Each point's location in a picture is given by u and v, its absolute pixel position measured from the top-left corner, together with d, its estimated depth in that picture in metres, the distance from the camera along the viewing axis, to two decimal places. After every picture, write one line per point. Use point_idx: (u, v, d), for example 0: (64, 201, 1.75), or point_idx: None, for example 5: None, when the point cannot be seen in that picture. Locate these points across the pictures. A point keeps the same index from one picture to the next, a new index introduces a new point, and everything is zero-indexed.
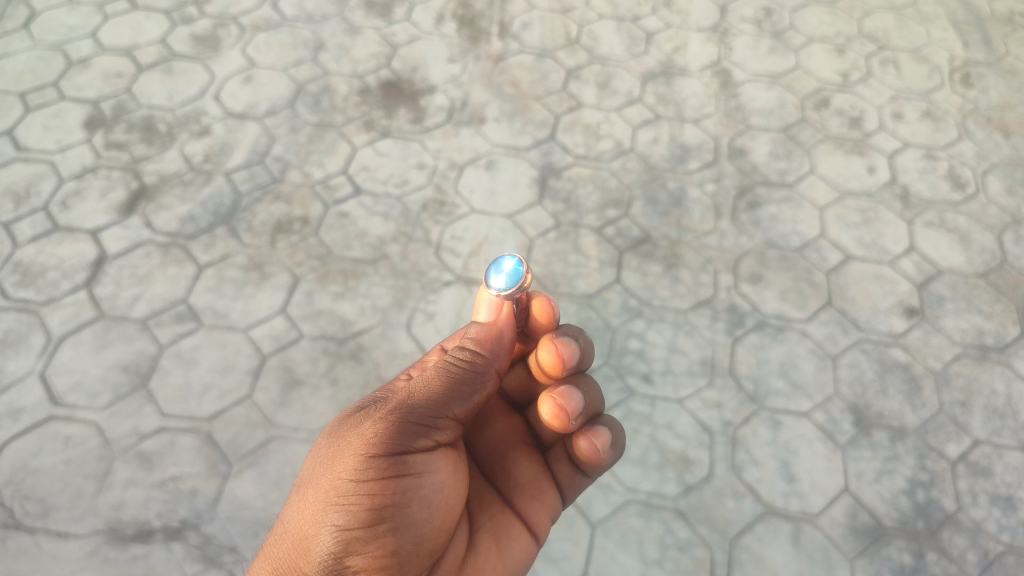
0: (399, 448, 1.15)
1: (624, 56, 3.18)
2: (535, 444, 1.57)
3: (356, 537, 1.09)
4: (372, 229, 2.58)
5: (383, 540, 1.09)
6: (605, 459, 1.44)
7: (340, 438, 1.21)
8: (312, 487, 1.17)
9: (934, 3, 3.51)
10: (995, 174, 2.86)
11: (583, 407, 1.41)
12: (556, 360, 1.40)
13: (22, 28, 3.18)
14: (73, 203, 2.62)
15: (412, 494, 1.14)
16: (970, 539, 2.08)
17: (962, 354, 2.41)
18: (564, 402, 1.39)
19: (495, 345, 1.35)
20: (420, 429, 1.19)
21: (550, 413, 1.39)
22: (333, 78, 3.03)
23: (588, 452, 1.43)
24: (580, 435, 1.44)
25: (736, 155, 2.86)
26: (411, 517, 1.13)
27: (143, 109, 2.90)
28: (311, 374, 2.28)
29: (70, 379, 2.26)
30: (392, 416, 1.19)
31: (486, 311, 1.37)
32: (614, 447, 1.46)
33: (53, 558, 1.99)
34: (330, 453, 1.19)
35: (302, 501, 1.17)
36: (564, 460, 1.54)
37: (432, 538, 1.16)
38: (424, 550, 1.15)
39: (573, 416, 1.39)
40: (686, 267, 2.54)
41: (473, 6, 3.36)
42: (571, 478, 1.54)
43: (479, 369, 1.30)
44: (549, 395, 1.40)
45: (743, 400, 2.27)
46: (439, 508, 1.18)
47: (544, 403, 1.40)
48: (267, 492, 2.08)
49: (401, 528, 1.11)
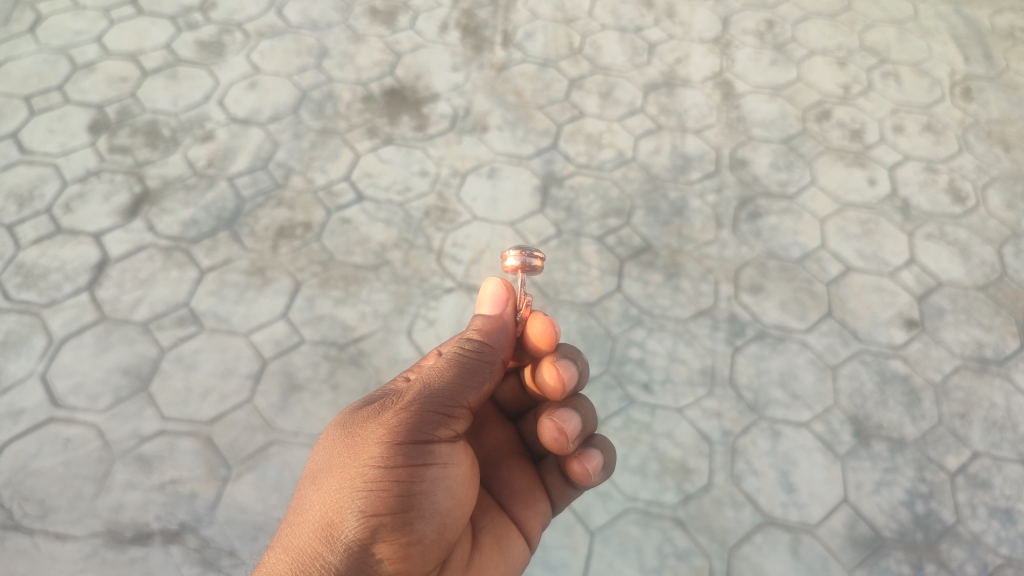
0: (422, 437, 1.19)
1: (627, 67, 3.20)
2: (527, 455, 1.58)
3: (383, 524, 1.12)
4: (374, 235, 2.59)
5: (410, 526, 1.13)
6: (595, 480, 1.45)
7: (360, 429, 1.23)
8: (333, 475, 1.19)
9: (934, 17, 3.54)
10: (995, 188, 2.88)
11: (580, 430, 1.41)
12: (557, 383, 1.38)
13: (27, 32, 3.20)
14: (77, 206, 2.63)
15: (437, 483, 1.18)
16: (969, 551, 2.07)
17: (962, 366, 2.41)
18: (563, 425, 1.38)
19: (498, 334, 1.36)
20: (440, 418, 1.22)
21: (550, 436, 1.39)
22: (337, 85, 3.04)
23: (580, 475, 1.44)
24: (574, 458, 1.44)
25: (738, 165, 2.87)
26: (434, 505, 1.17)
27: (147, 114, 2.91)
28: (311, 379, 2.28)
29: (71, 382, 2.26)
30: (414, 406, 1.21)
31: (489, 303, 1.39)
32: (604, 470, 1.46)
33: (50, 560, 1.98)
34: (350, 442, 1.21)
35: (322, 489, 1.18)
36: (556, 472, 1.55)
37: (452, 527, 1.21)
38: (444, 538, 1.19)
39: (571, 440, 1.39)
40: (687, 276, 2.55)
41: (477, 15, 3.38)
42: (562, 489, 1.56)
43: (489, 359, 1.31)
44: (549, 418, 1.39)
45: (743, 409, 2.28)
46: (459, 498, 1.23)
47: (544, 425, 1.40)
48: (266, 497, 2.08)
49: (427, 516, 1.15)
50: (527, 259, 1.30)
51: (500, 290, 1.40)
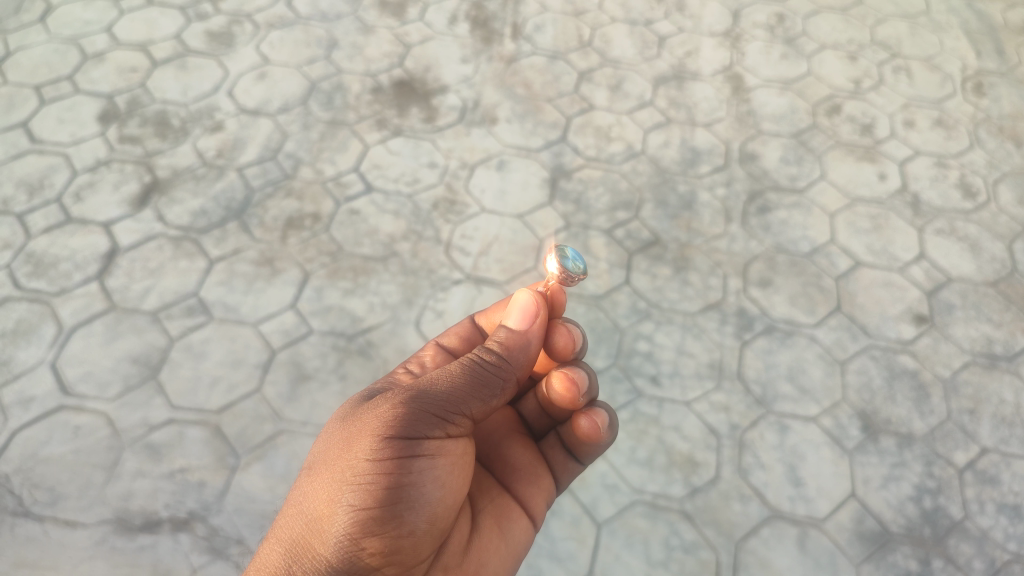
0: (416, 431, 1.18)
1: (636, 60, 3.19)
2: (527, 433, 1.62)
3: (372, 517, 1.10)
4: (383, 227, 2.59)
5: (400, 519, 1.11)
6: (604, 438, 1.49)
7: (354, 422, 1.24)
8: (328, 467, 1.20)
9: (947, 12, 3.52)
10: (1007, 184, 2.86)
11: (589, 385, 1.49)
12: (567, 340, 1.48)
13: (38, 21, 3.20)
14: (87, 196, 2.64)
15: (426, 475, 1.16)
16: (977, 547, 2.07)
17: (971, 362, 2.40)
18: (574, 376, 1.46)
19: (518, 352, 1.38)
20: (436, 416, 1.21)
21: (561, 388, 1.46)
22: (346, 76, 3.04)
23: (589, 431, 1.48)
24: (582, 414, 1.49)
25: (747, 159, 2.86)
26: (424, 496, 1.15)
27: (156, 104, 2.92)
28: (319, 370, 2.28)
29: (80, 370, 2.27)
30: (407, 403, 1.21)
31: (517, 317, 1.40)
32: (612, 428, 1.51)
33: (61, 547, 1.99)
34: (345, 435, 1.22)
35: (316, 481, 1.20)
36: (557, 447, 1.60)
37: (444, 517, 1.19)
38: (436, 528, 1.18)
39: (582, 391, 1.46)
40: (696, 270, 2.54)
41: (487, 8, 3.38)
42: (565, 464, 1.60)
43: (501, 373, 1.34)
44: (559, 372, 1.48)
45: (751, 403, 2.27)
46: (451, 488, 1.21)
47: (554, 380, 1.47)
48: (274, 486, 2.08)
49: (416, 508, 1.13)
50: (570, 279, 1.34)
51: (530, 304, 1.40)
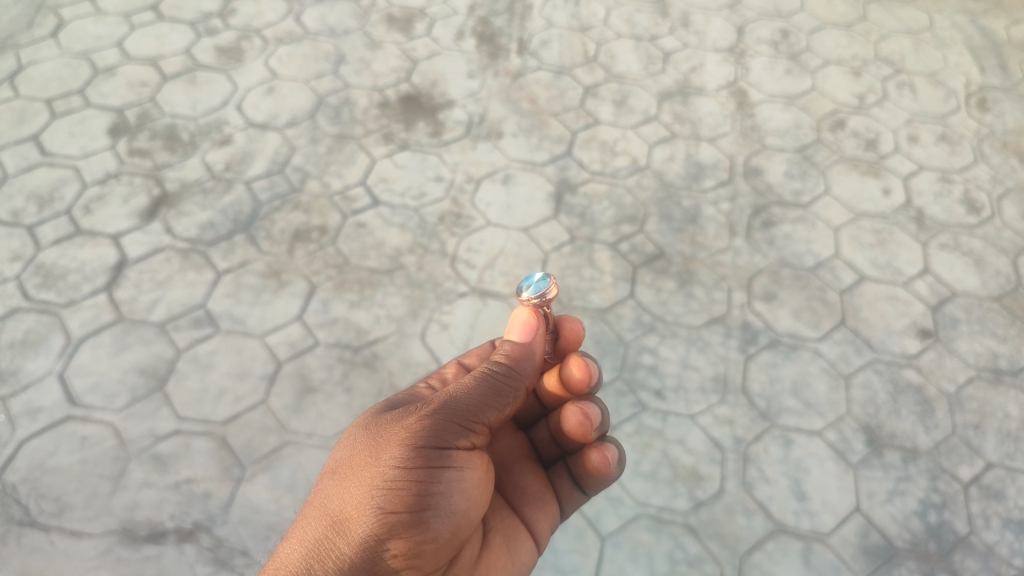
0: (443, 442, 1.20)
1: (641, 75, 3.21)
2: (537, 459, 1.61)
3: (399, 522, 1.13)
4: (389, 239, 2.61)
5: (425, 525, 1.15)
6: (612, 473, 1.49)
7: (383, 429, 1.25)
8: (354, 472, 1.21)
9: (950, 28, 3.54)
10: (1011, 199, 2.87)
11: (602, 420, 1.46)
12: (584, 375, 1.46)
13: (50, 36, 3.24)
14: (96, 208, 2.67)
15: (453, 486, 1.19)
16: (981, 562, 2.06)
17: (976, 377, 2.40)
18: (588, 412, 1.44)
19: (525, 362, 1.38)
20: (460, 427, 1.24)
21: (574, 422, 1.44)
22: (353, 91, 3.07)
23: (599, 465, 1.48)
24: (593, 448, 1.48)
25: (751, 174, 2.88)
26: (449, 506, 1.18)
27: (166, 118, 2.95)
28: (325, 382, 2.29)
29: (88, 381, 2.28)
30: (435, 414, 1.24)
31: (518, 330, 1.40)
32: (620, 464, 1.50)
33: (66, 557, 2.00)
34: (372, 442, 1.23)
35: (342, 485, 1.21)
36: (565, 476, 1.60)
37: (464, 528, 1.22)
38: (457, 538, 1.22)
39: (594, 427, 1.44)
40: (700, 283, 2.55)
41: (493, 23, 3.40)
42: (571, 493, 1.60)
43: (513, 382, 1.35)
44: (573, 406, 1.45)
45: (755, 417, 2.28)
46: (474, 500, 1.24)
47: (568, 412, 1.45)
48: (279, 497, 2.09)
49: (442, 516, 1.17)
50: (543, 298, 1.34)
51: (529, 317, 1.40)
